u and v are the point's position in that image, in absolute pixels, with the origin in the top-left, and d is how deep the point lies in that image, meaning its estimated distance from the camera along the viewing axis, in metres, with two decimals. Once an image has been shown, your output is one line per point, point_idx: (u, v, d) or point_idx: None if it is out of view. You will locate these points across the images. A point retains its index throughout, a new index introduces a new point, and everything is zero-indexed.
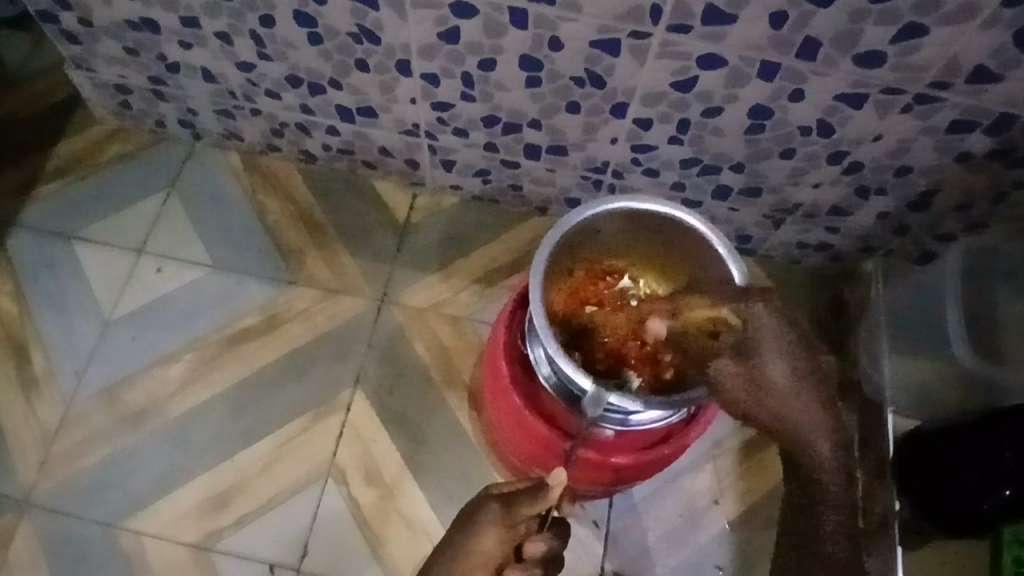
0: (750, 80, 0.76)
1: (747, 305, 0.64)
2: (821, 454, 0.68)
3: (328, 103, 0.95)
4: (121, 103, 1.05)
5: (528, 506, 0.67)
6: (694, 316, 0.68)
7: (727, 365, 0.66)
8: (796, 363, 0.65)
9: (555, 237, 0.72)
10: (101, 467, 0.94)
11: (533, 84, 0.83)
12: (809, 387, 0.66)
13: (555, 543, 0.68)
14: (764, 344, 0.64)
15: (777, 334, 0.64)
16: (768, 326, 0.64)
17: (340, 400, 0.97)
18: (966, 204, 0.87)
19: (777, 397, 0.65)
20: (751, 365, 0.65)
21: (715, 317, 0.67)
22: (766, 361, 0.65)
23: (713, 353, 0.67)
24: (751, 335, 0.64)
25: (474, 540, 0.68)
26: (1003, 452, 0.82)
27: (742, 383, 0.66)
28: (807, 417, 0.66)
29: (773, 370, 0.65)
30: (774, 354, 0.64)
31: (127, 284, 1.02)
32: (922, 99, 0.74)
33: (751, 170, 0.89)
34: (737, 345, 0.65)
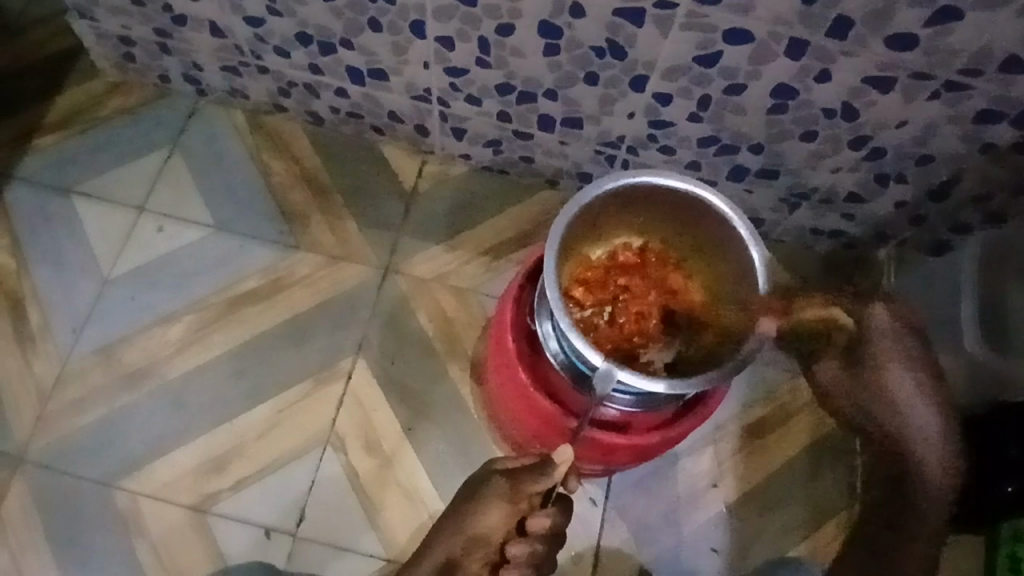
0: (776, 57, 0.73)
1: (872, 312, 0.79)
2: (930, 456, 0.78)
3: (337, 63, 0.93)
4: (124, 55, 1.02)
5: (531, 484, 0.67)
6: (806, 317, 0.78)
7: (832, 365, 0.83)
8: (912, 368, 0.78)
9: (574, 210, 0.70)
10: (97, 425, 0.93)
11: (551, 52, 0.81)
12: (912, 381, 0.78)
13: (559, 518, 0.67)
14: (880, 344, 0.78)
15: (890, 341, 0.78)
16: (885, 336, 0.78)
17: (341, 367, 0.96)
18: (985, 196, 0.86)
19: (869, 398, 0.80)
20: (857, 364, 0.80)
21: (824, 316, 0.78)
22: (875, 356, 0.78)
23: (845, 353, 0.81)
24: (867, 336, 0.78)
25: (480, 513, 0.69)
26: (1007, 447, 0.84)
27: (840, 378, 0.83)
28: (917, 422, 0.78)
29: (892, 369, 0.78)
30: (893, 358, 0.78)
31: (127, 241, 1.01)
32: (951, 85, 0.72)
33: (769, 151, 0.87)
34: (849, 344, 0.80)
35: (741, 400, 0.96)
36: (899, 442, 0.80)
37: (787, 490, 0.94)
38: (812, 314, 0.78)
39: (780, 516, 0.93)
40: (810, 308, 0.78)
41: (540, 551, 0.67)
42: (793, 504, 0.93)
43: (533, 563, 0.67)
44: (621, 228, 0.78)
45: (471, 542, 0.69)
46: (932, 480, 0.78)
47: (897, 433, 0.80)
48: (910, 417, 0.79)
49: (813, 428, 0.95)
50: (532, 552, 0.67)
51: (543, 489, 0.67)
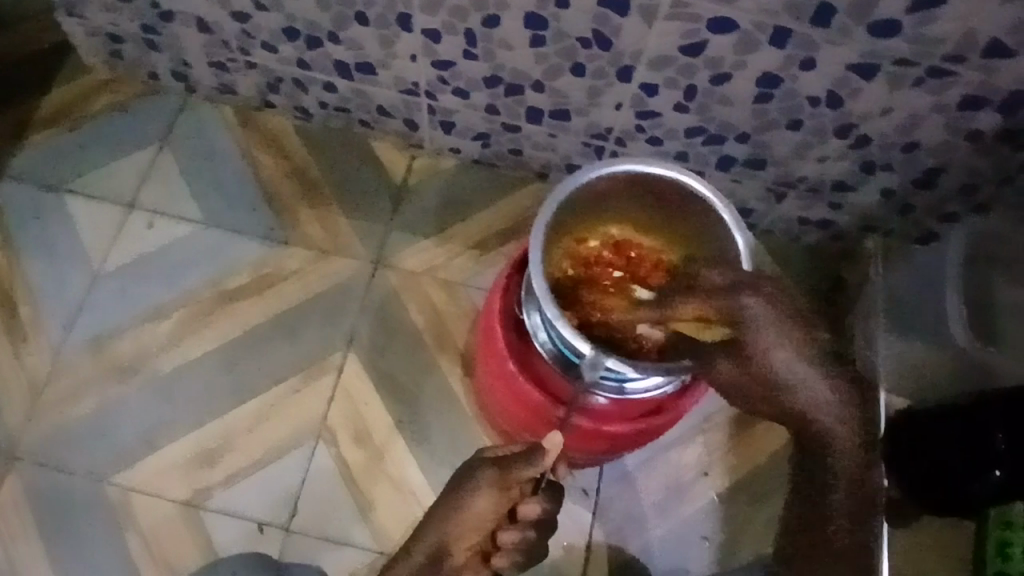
0: (761, 46, 0.74)
1: (737, 301, 0.66)
2: (840, 446, 0.69)
3: (325, 58, 0.93)
4: (113, 51, 1.02)
5: (521, 471, 0.67)
6: (680, 320, 0.70)
7: (721, 359, 0.69)
8: (789, 346, 0.66)
9: (555, 202, 0.70)
10: (88, 420, 0.93)
11: (538, 43, 0.81)
12: (816, 375, 0.67)
13: (547, 504, 0.69)
14: (749, 344, 0.67)
15: (769, 329, 0.66)
16: (756, 318, 0.66)
17: (332, 361, 0.96)
18: (971, 184, 0.86)
19: (796, 387, 0.68)
20: (744, 351, 0.68)
21: (700, 310, 0.68)
22: (754, 335, 0.66)
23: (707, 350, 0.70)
24: (745, 329, 0.67)
25: (469, 503, 0.68)
26: (995, 436, 0.81)
27: (733, 373, 0.69)
28: (834, 425, 0.68)
29: (770, 348, 0.66)
30: (771, 343, 0.66)
31: (117, 237, 1.01)
32: (936, 73, 0.73)
33: (756, 141, 0.87)
34: (732, 339, 0.68)
35: None
36: (813, 423, 0.69)
37: (775, 480, 0.94)
38: (687, 312, 0.69)
39: (769, 506, 0.93)
40: (692, 305, 0.69)
41: (530, 538, 0.68)
42: (781, 493, 0.94)
43: (523, 550, 0.68)
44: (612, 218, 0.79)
45: (459, 537, 0.68)
46: (843, 461, 0.69)
47: (821, 435, 0.69)
48: (819, 416, 0.68)
49: None
50: (523, 539, 0.67)
51: (533, 475, 0.68)
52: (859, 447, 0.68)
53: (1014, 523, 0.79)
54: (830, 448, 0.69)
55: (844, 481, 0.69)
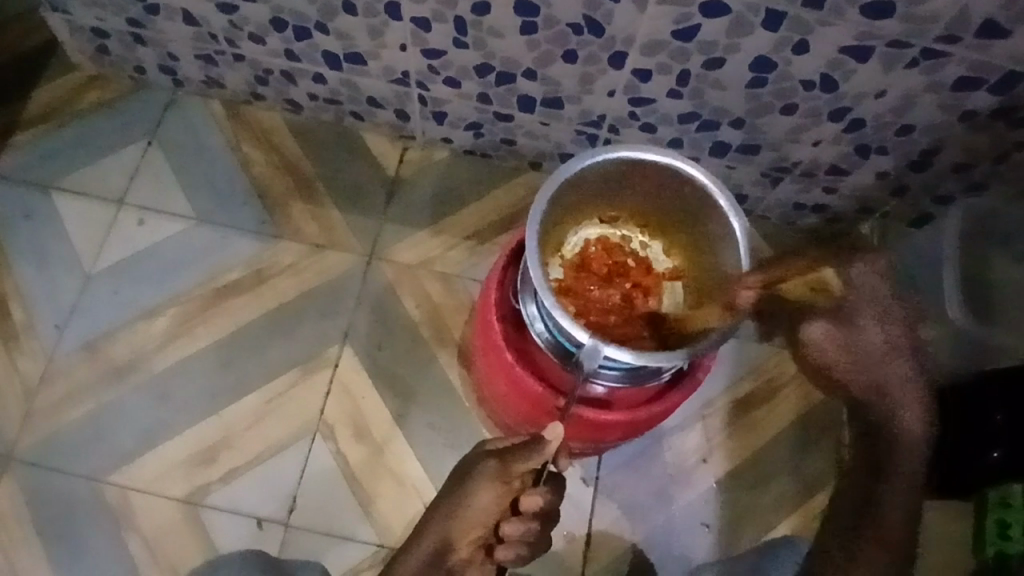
0: (754, 29, 0.73)
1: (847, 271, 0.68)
2: (911, 423, 0.68)
3: (314, 49, 0.92)
4: (98, 48, 1.01)
5: (523, 462, 0.66)
6: (793, 281, 0.70)
7: (818, 321, 0.70)
8: (893, 328, 0.68)
9: (548, 194, 0.69)
10: (84, 421, 0.92)
11: (529, 30, 0.80)
12: (904, 377, 0.68)
13: (551, 496, 0.68)
14: (861, 318, 0.68)
15: (880, 323, 0.68)
16: (867, 296, 0.68)
17: (328, 356, 0.96)
18: (966, 165, 0.86)
19: (889, 378, 0.68)
20: (853, 322, 0.68)
21: (812, 266, 0.69)
22: (862, 310, 0.68)
23: (808, 311, 0.71)
24: (858, 300, 0.68)
25: (471, 497, 0.68)
26: (993, 414, 0.84)
27: (836, 339, 0.69)
28: (908, 421, 0.68)
29: (867, 321, 0.68)
30: (873, 316, 0.68)
31: (108, 236, 1.00)
32: (930, 52, 0.72)
33: (750, 126, 0.87)
34: (834, 309, 0.69)
35: (729, 375, 0.96)
36: (888, 398, 0.69)
37: (776, 465, 0.94)
38: (798, 269, 0.70)
39: (769, 491, 0.93)
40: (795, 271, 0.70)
41: (534, 529, 0.67)
42: (782, 477, 0.94)
43: (528, 542, 0.68)
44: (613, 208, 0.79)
45: (463, 531, 0.68)
46: (911, 461, 0.68)
47: (893, 434, 0.69)
48: (902, 414, 0.69)
49: (800, 401, 0.96)
50: (526, 531, 0.67)
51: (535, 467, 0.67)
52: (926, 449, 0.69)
53: (1012, 502, 0.84)
54: (899, 442, 0.69)
55: (909, 479, 0.68)
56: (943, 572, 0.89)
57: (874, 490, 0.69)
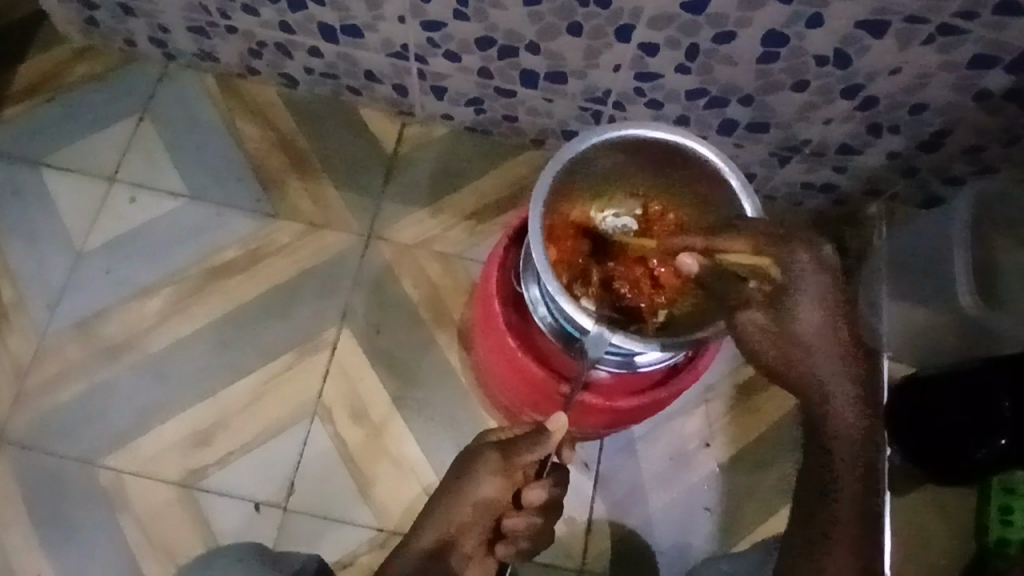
0: (766, 3, 0.70)
1: (792, 256, 0.56)
2: (843, 422, 0.56)
3: (309, 21, 0.89)
4: (87, 19, 0.97)
5: (525, 454, 0.65)
6: (735, 260, 0.60)
7: (754, 310, 0.57)
8: (830, 315, 0.54)
9: (550, 177, 0.67)
10: (77, 403, 0.91)
11: (532, 2, 0.78)
12: (838, 358, 0.55)
13: (553, 488, 0.67)
14: (804, 290, 0.55)
15: (817, 293, 0.54)
16: (810, 278, 0.54)
17: (326, 337, 0.94)
18: (979, 146, 0.84)
19: (817, 356, 0.55)
20: (791, 312, 0.55)
21: (757, 248, 0.58)
22: (802, 299, 0.55)
23: (748, 300, 0.58)
24: (790, 286, 0.55)
25: (472, 489, 0.67)
26: (1001, 402, 0.80)
27: (770, 330, 0.56)
28: (842, 417, 0.56)
29: (808, 311, 0.54)
30: (816, 302, 0.54)
31: (99, 214, 0.97)
32: (947, 29, 0.70)
33: (759, 104, 0.84)
34: (775, 293, 0.56)
35: (732, 359, 0.95)
36: (824, 406, 0.56)
37: (778, 450, 0.93)
38: (741, 253, 0.59)
39: (772, 476, 0.92)
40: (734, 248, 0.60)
41: (537, 523, 0.66)
42: (784, 462, 0.93)
43: (530, 536, 0.67)
44: (648, 181, 0.75)
45: (464, 524, 0.67)
46: (847, 466, 0.56)
47: (822, 426, 0.56)
48: (828, 403, 0.56)
49: None
50: (528, 525, 0.66)
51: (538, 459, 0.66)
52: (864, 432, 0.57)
53: (1014, 488, 0.85)
54: (834, 436, 0.56)
55: (858, 476, 0.56)
56: (949, 558, 0.89)
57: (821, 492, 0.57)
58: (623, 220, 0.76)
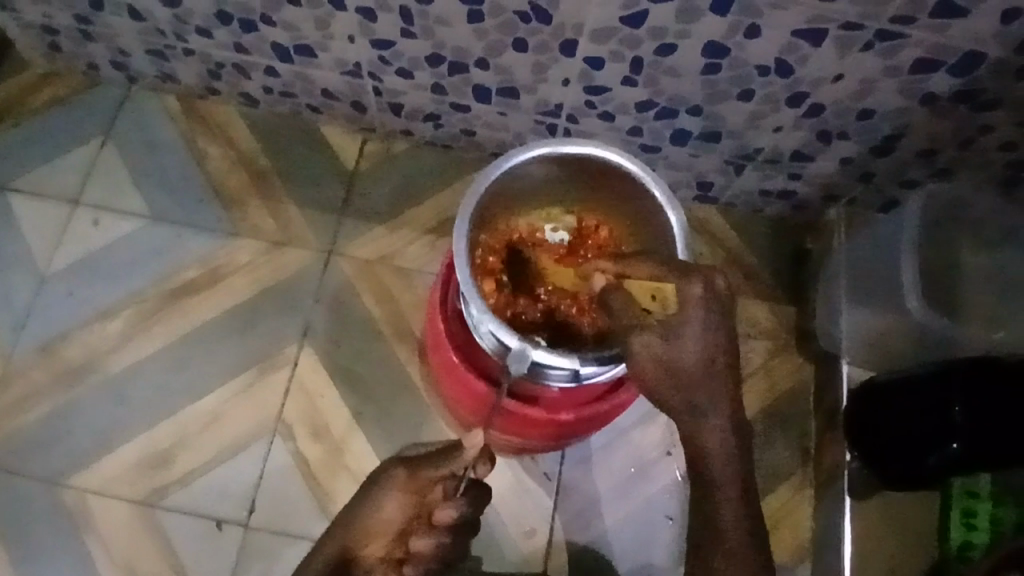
0: (703, 15, 0.71)
1: (687, 288, 0.60)
2: (716, 467, 0.61)
3: (262, 41, 0.89)
4: (49, 45, 0.99)
5: (435, 473, 0.68)
6: (637, 285, 0.64)
7: (645, 337, 0.60)
8: (714, 352, 0.59)
9: (473, 201, 0.67)
10: (41, 425, 0.92)
11: (476, 19, 0.78)
12: (712, 392, 0.60)
13: (466, 509, 0.68)
14: (687, 333, 0.59)
15: (702, 333, 0.59)
16: (692, 316, 0.59)
17: (287, 354, 0.95)
18: (930, 150, 0.84)
19: (701, 406, 0.60)
20: (671, 332, 0.60)
21: (654, 290, 0.63)
22: (688, 329, 0.59)
23: (642, 324, 0.61)
24: (672, 318, 0.60)
25: (378, 507, 0.69)
26: (951, 407, 0.80)
27: (659, 357, 0.60)
28: (713, 437, 0.60)
29: (692, 340, 0.59)
30: (687, 328, 0.59)
31: (63, 236, 0.98)
32: (885, 35, 0.70)
33: (709, 114, 0.84)
34: (665, 323, 0.60)
35: None
36: (696, 449, 0.61)
37: None
38: (643, 278, 0.64)
39: None
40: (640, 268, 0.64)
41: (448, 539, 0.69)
42: None
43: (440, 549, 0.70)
44: (580, 196, 0.76)
45: (372, 538, 0.70)
46: (726, 476, 0.61)
47: (694, 449, 0.61)
48: (701, 426, 0.61)
49: (763, 392, 0.95)
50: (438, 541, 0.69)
51: (447, 477, 0.68)
52: (736, 456, 0.61)
53: (978, 493, 0.84)
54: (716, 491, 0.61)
55: (737, 488, 0.61)
56: (910, 561, 0.88)
57: (705, 505, 0.62)
58: (559, 236, 0.78)
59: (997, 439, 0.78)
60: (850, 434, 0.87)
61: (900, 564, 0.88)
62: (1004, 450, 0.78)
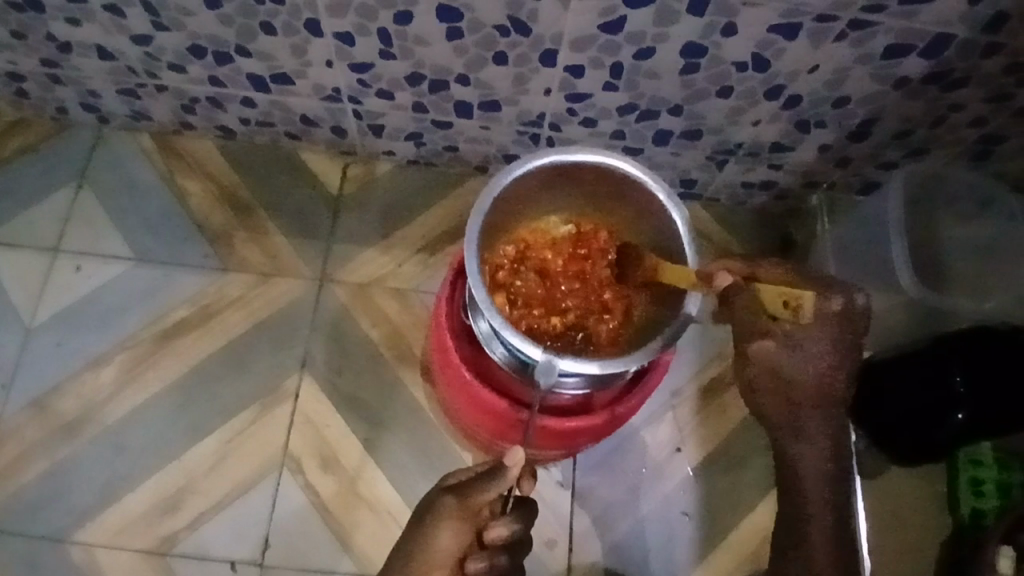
0: (681, 16, 0.72)
1: (822, 305, 0.64)
2: (807, 459, 0.68)
3: (237, 73, 0.88)
4: (15, 91, 0.96)
5: (484, 493, 0.63)
6: (766, 290, 0.64)
7: (766, 344, 0.65)
8: (829, 371, 0.66)
9: (480, 217, 0.68)
10: (41, 482, 0.89)
11: (454, 36, 0.78)
12: (824, 415, 0.67)
13: (518, 527, 0.62)
14: (810, 346, 0.65)
15: (824, 348, 0.65)
16: (821, 333, 0.64)
17: (287, 387, 0.93)
18: (904, 131, 0.86)
19: (803, 409, 0.67)
20: (795, 343, 0.65)
21: (788, 297, 0.63)
22: (807, 346, 0.65)
23: (765, 329, 0.65)
24: (807, 331, 0.64)
25: (429, 537, 0.63)
26: (954, 377, 0.82)
27: (774, 361, 0.66)
28: (812, 458, 0.68)
29: (809, 356, 0.65)
30: (808, 349, 0.65)
31: (44, 286, 0.96)
32: (857, 25, 0.71)
33: (689, 112, 0.86)
34: (789, 331, 0.65)
35: (695, 363, 0.96)
36: (790, 446, 0.68)
37: (749, 447, 0.94)
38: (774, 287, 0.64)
39: (745, 473, 0.93)
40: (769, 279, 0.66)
41: (501, 563, 0.62)
42: (756, 459, 0.94)
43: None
44: (580, 204, 0.77)
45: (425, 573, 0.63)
46: (821, 496, 0.68)
47: (789, 461, 0.69)
48: (801, 449, 0.68)
49: None
50: (493, 565, 0.62)
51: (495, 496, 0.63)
52: (831, 482, 0.68)
53: (981, 460, 0.87)
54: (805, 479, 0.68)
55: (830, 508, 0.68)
56: (926, 537, 0.89)
57: (796, 518, 0.69)
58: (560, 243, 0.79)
59: (994, 407, 0.81)
60: (853, 412, 0.89)
61: (920, 536, 0.90)
62: (1001, 416, 0.82)
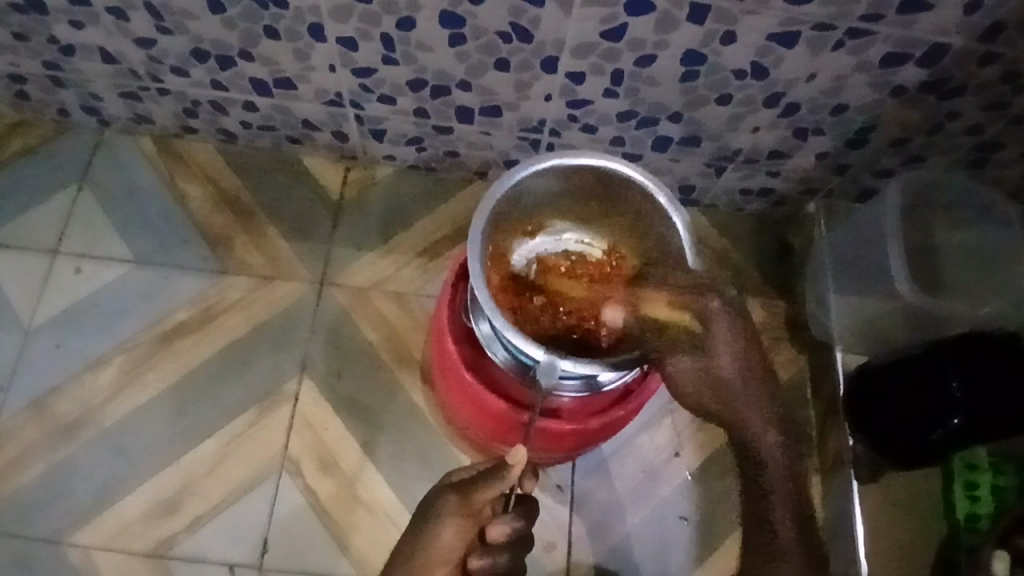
0: (681, 24, 0.73)
1: (705, 304, 0.67)
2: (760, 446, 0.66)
3: (240, 76, 0.89)
4: (16, 93, 0.97)
5: (487, 491, 0.63)
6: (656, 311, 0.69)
7: (683, 358, 0.67)
8: (740, 359, 0.67)
9: (485, 219, 0.68)
10: (37, 484, 0.89)
11: (457, 42, 0.79)
12: (756, 403, 0.67)
13: (519, 525, 0.63)
14: (716, 348, 0.67)
15: (728, 335, 0.67)
16: (718, 325, 0.67)
17: (287, 390, 0.94)
18: (902, 139, 0.87)
19: (735, 402, 0.67)
20: (704, 345, 0.67)
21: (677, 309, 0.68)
22: (715, 342, 0.67)
23: (672, 346, 0.68)
24: (702, 332, 0.67)
25: (432, 534, 0.63)
26: (950, 381, 0.83)
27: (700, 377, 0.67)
28: (764, 445, 0.66)
29: (720, 351, 0.67)
30: (721, 346, 0.67)
31: (45, 288, 0.96)
32: (854, 34, 0.73)
33: (689, 119, 0.87)
34: (694, 340, 0.67)
35: None
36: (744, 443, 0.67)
37: None
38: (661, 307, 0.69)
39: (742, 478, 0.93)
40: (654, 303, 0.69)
41: (502, 562, 0.62)
42: None
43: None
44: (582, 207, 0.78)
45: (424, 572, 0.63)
46: (783, 489, 0.65)
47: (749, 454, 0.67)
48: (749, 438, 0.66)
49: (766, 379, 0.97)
50: (494, 564, 0.62)
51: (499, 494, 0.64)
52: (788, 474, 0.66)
53: (977, 465, 0.88)
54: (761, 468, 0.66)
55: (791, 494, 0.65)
56: (918, 541, 0.90)
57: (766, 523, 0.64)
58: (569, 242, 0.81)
59: (993, 412, 0.81)
60: (852, 419, 0.90)
61: (919, 542, 0.90)
62: (998, 421, 0.82)
